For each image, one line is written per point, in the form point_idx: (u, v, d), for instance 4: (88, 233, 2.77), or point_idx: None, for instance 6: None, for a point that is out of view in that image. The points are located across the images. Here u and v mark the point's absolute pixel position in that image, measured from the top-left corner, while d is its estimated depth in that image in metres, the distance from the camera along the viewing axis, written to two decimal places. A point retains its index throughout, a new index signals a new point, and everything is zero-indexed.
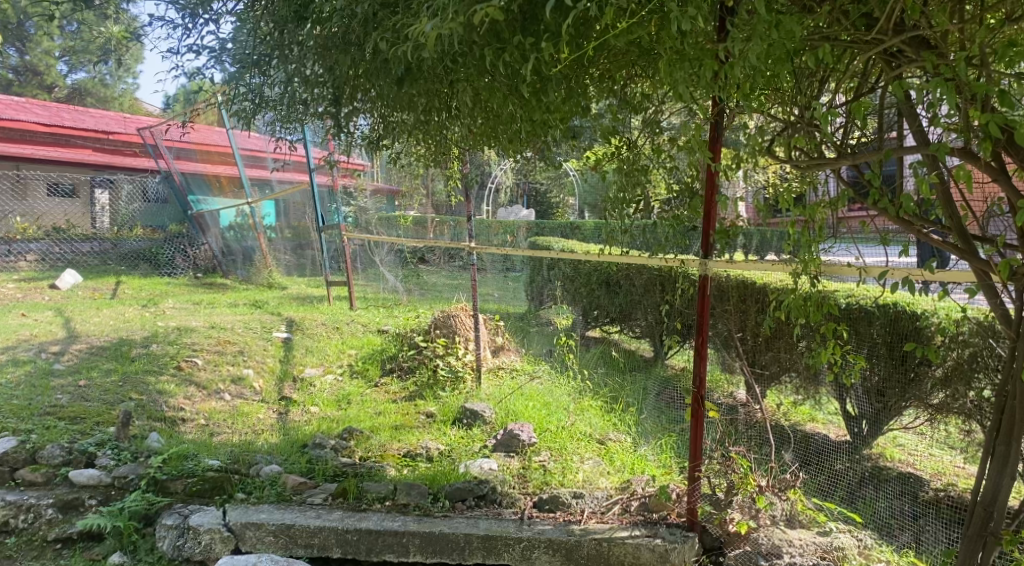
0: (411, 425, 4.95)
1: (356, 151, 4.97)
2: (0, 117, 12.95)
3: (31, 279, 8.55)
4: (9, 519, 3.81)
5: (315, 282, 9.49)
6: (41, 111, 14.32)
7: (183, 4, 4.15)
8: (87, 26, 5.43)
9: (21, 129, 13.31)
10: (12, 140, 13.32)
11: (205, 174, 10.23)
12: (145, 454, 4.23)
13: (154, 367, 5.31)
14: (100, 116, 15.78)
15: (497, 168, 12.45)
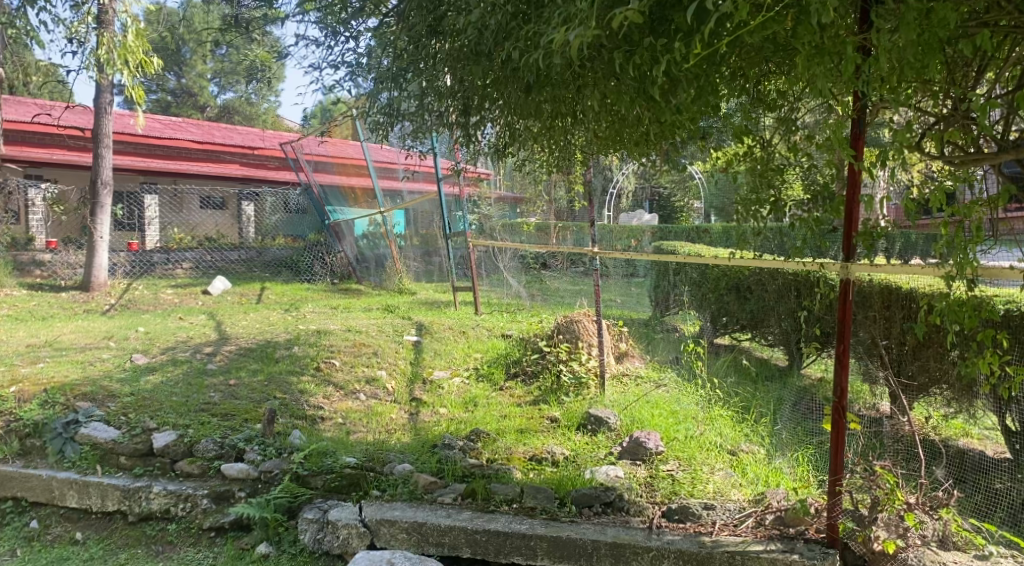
0: (536, 429, 4.98)
1: (483, 159, 4.99)
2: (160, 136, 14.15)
3: (188, 286, 9.20)
4: (170, 507, 4.14)
5: (443, 288, 9.72)
6: (196, 133, 15.65)
7: (327, 23, 4.38)
8: (236, 47, 5.79)
9: (178, 147, 14.51)
10: (171, 157, 14.54)
11: (341, 186, 10.59)
12: (289, 450, 4.45)
13: (296, 367, 5.60)
14: (247, 133, 16.94)
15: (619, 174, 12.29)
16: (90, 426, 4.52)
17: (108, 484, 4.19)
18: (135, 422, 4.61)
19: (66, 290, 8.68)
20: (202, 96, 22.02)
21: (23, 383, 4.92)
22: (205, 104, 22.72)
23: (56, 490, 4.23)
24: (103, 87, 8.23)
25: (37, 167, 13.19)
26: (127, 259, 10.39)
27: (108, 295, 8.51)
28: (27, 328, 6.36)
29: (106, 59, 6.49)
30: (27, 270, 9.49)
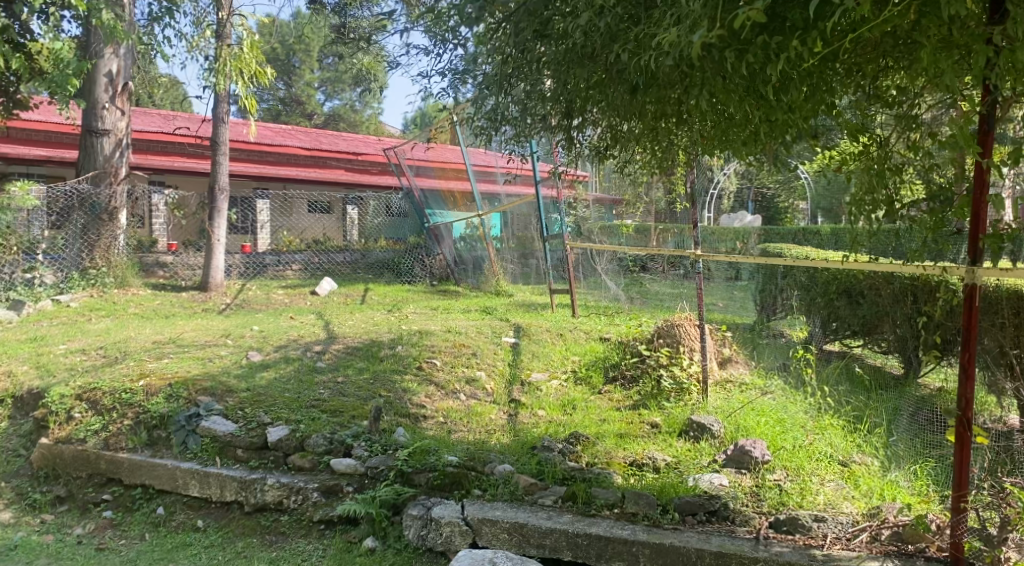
0: (636, 434, 4.93)
1: (582, 162, 4.96)
2: (273, 143, 14.92)
3: (296, 287, 9.57)
4: (283, 499, 4.32)
5: (540, 289, 9.92)
6: (305, 139, 16.43)
7: (435, 33, 4.48)
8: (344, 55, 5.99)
9: (288, 154, 15.28)
10: (282, 164, 15.25)
11: (441, 189, 10.88)
12: (394, 446, 4.57)
13: (399, 366, 5.73)
14: (352, 139, 17.64)
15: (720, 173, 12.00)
16: (210, 420, 4.75)
17: (226, 475, 4.40)
18: (251, 417, 4.81)
19: (186, 289, 9.18)
20: (309, 104, 22.99)
21: (151, 376, 5.22)
22: (311, 112, 23.70)
23: (180, 479, 4.47)
24: (221, 98, 8.62)
25: (159, 175, 14.02)
26: (241, 261, 10.88)
27: (225, 294, 8.96)
28: (153, 325, 6.76)
29: (223, 70, 6.83)
30: (152, 271, 10.06)
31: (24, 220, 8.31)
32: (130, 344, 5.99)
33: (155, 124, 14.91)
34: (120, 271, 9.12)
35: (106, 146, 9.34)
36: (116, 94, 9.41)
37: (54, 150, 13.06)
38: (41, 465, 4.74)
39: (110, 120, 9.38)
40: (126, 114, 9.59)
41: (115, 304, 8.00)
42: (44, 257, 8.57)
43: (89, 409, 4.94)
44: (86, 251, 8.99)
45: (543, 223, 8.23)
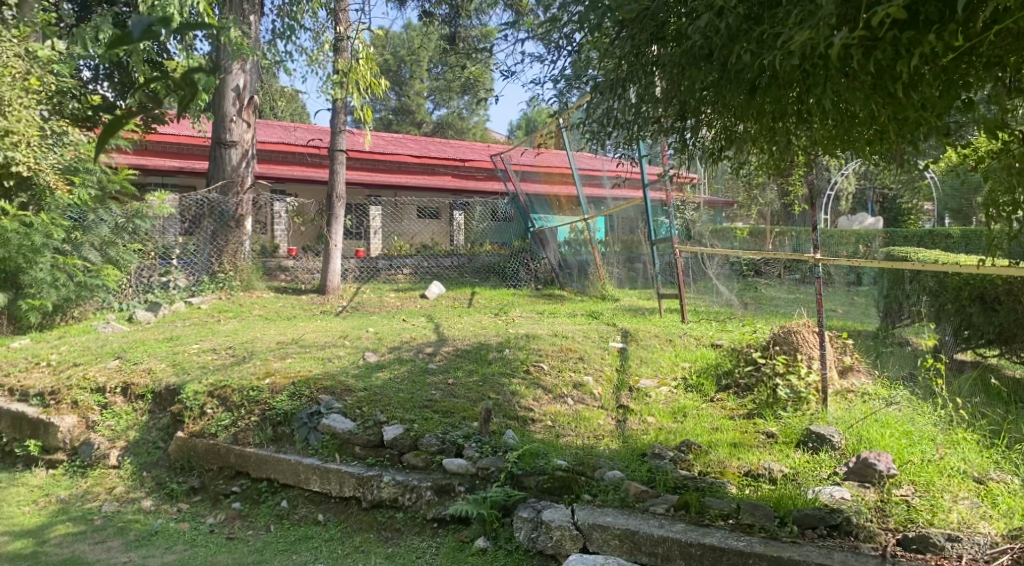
0: (750, 444, 4.80)
1: (695, 166, 4.87)
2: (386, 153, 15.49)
3: (407, 290, 9.84)
4: (398, 496, 4.44)
5: (647, 293, 10.10)
6: (416, 149, 17.05)
7: (550, 39, 4.51)
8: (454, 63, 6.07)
9: (399, 162, 15.80)
10: (393, 171, 15.80)
11: (547, 195, 11.04)
12: (504, 448, 4.62)
13: (508, 369, 5.75)
14: (459, 148, 18.11)
15: (837, 174, 11.60)
16: (331, 418, 4.94)
17: (345, 471, 4.56)
18: (367, 416, 4.97)
19: (306, 293, 9.56)
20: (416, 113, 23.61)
21: (275, 375, 5.47)
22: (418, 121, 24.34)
23: (302, 474, 4.67)
24: (339, 108, 8.94)
25: (280, 183, 14.74)
26: (355, 266, 10.95)
27: (341, 297, 9.28)
28: (276, 326, 7.09)
29: (340, 82, 7.12)
30: (274, 275, 10.53)
31: (159, 228, 8.96)
32: (256, 344, 6.30)
33: (277, 136, 15.70)
34: (245, 275, 9.56)
35: (233, 157, 9.88)
36: (242, 108, 9.96)
37: (188, 161, 13.96)
38: (177, 457, 5.06)
39: (237, 132, 9.92)
40: (251, 126, 10.16)
41: (240, 305, 8.47)
42: (178, 262, 9.15)
43: (219, 406, 5.24)
44: (215, 257, 9.51)
45: (651, 228, 8.19)
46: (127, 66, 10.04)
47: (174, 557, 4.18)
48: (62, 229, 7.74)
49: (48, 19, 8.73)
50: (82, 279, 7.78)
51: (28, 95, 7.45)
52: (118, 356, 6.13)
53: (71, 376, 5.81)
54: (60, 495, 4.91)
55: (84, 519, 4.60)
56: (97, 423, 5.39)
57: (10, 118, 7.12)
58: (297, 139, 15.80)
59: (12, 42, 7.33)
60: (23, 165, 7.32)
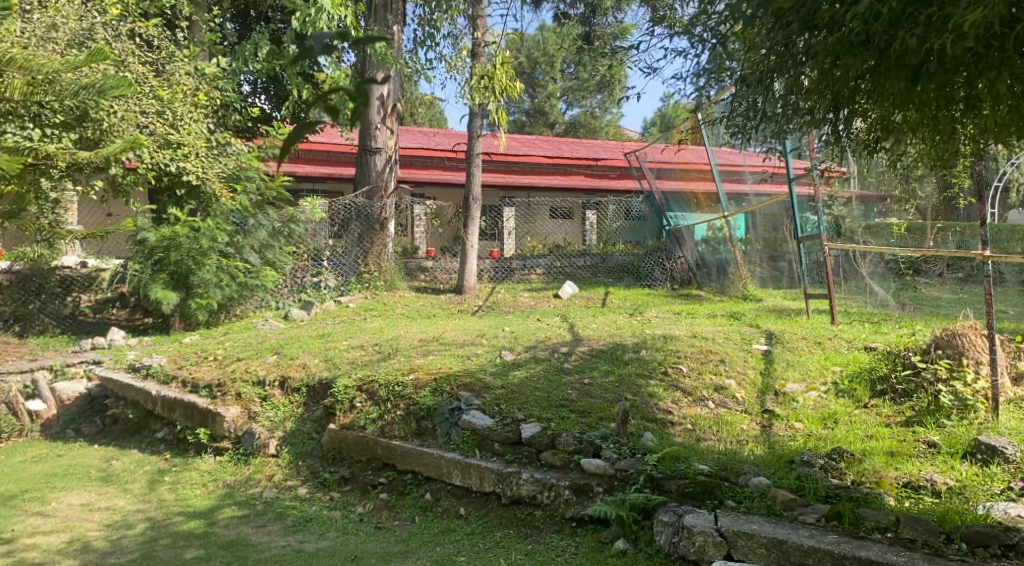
0: (910, 453, 4.52)
1: (848, 157, 4.59)
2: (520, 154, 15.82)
3: (542, 290, 9.90)
4: (537, 494, 4.48)
5: (793, 293, 9.62)
6: (548, 149, 17.25)
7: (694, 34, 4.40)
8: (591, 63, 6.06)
9: (533, 163, 16.09)
10: (526, 172, 16.07)
11: (682, 192, 10.94)
12: (642, 450, 4.55)
13: (645, 371, 5.64)
14: (593, 147, 18.17)
15: (1005, 163, 10.65)
16: (471, 414, 5.05)
17: (486, 467, 4.66)
18: (506, 412, 5.04)
19: (444, 292, 9.82)
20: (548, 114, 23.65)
21: (418, 372, 5.66)
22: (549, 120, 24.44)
23: (445, 468, 4.81)
24: (476, 111, 9.11)
25: (420, 188, 15.27)
26: (490, 265, 11.16)
27: (477, 297, 9.47)
28: (417, 325, 7.33)
29: (476, 86, 7.26)
30: (415, 275, 10.71)
31: (311, 231, 9.47)
32: (400, 342, 6.53)
33: (415, 141, 16.26)
34: (389, 275, 9.94)
35: (378, 162, 10.27)
36: (386, 116, 10.36)
37: (335, 169, 14.72)
38: (329, 448, 5.34)
39: (382, 138, 10.32)
40: (394, 132, 10.52)
41: (383, 304, 8.85)
42: (329, 262, 9.67)
43: (367, 400, 5.48)
44: (362, 258, 9.93)
45: (797, 224, 7.83)
46: (282, 79, 10.78)
47: (328, 544, 4.42)
48: (226, 233, 8.36)
49: (213, 39, 9.49)
50: (243, 279, 8.35)
51: (197, 109, 8.41)
52: (275, 352, 6.53)
53: (235, 369, 6.25)
54: (226, 480, 5.31)
55: (248, 504, 4.96)
56: (258, 414, 5.77)
57: (183, 131, 8.01)
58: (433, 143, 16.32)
59: (183, 62, 8.40)
60: (193, 174, 8.09)
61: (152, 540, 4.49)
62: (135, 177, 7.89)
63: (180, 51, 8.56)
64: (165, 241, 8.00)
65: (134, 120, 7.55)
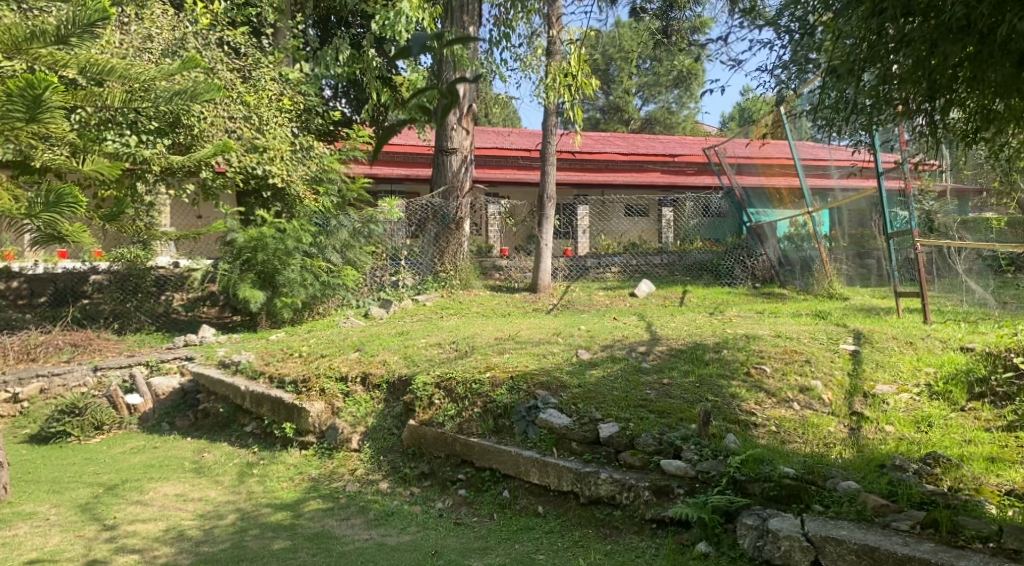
0: (1012, 460, 4.30)
1: (945, 150, 4.38)
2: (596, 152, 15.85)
3: (617, 289, 9.82)
4: (616, 494, 4.44)
5: (880, 292, 9.30)
6: (623, 146, 17.16)
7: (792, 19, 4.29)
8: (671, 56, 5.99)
9: (608, 161, 16.07)
10: (601, 170, 16.07)
11: (765, 187, 10.66)
12: (724, 452, 4.44)
13: (726, 371, 5.52)
14: (669, 142, 18.01)
15: None
16: (548, 412, 5.04)
17: (564, 466, 4.64)
18: (583, 412, 5.00)
19: (519, 290, 9.84)
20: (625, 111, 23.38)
21: (495, 369, 5.68)
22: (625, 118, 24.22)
23: (523, 466, 4.82)
24: (552, 110, 9.05)
25: (494, 187, 15.38)
26: (565, 264, 11.08)
27: (552, 296, 9.46)
28: (493, 323, 7.37)
29: (553, 84, 7.25)
30: (489, 274, 10.67)
31: (389, 231, 9.59)
32: (477, 340, 6.57)
33: (489, 141, 16.38)
34: (465, 274, 9.92)
35: (453, 163, 10.30)
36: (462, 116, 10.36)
37: (412, 170, 14.97)
38: (410, 444, 5.43)
39: (457, 139, 10.35)
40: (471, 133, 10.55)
41: (459, 302, 8.95)
42: (406, 262, 9.68)
43: (445, 397, 5.55)
44: (438, 257, 9.90)
45: (887, 220, 7.57)
46: (362, 83, 11.03)
47: (409, 538, 4.49)
48: (309, 234, 8.59)
49: (296, 45, 9.77)
50: (325, 278, 8.56)
51: (281, 113, 8.69)
52: (357, 350, 6.68)
53: (318, 366, 6.42)
54: (311, 474, 5.46)
55: (332, 497, 5.09)
56: (341, 410, 5.91)
57: (268, 135, 8.32)
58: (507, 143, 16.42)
59: (268, 67, 8.69)
60: (279, 176, 8.39)
61: (242, 530, 4.64)
62: (224, 180, 8.23)
63: (266, 58, 8.86)
64: (253, 242, 8.33)
65: (223, 126, 7.90)
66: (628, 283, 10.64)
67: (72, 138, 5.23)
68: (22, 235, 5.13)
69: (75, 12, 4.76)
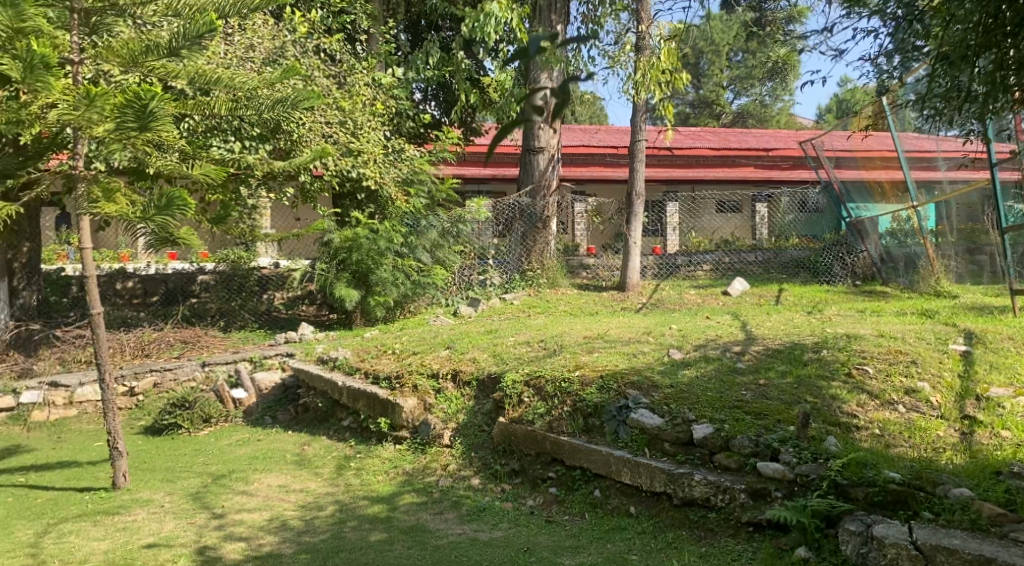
0: None
1: None
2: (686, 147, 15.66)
3: (709, 287, 9.64)
4: (710, 496, 4.35)
5: (994, 290, 8.82)
6: (713, 140, 16.87)
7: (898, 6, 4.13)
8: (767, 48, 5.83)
9: (698, 156, 15.85)
10: (691, 165, 15.86)
11: (866, 181, 10.16)
12: (825, 455, 4.29)
13: (826, 372, 5.34)
14: (761, 136, 17.59)
15: None
16: (639, 412, 4.98)
17: (656, 466, 4.58)
18: (676, 412, 4.91)
19: (607, 289, 9.79)
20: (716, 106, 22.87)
21: (585, 368, 5.67)
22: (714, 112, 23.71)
23: (614, 466, 4.79)
24: (640, 107, 8.89)
25: (580, 185, 15.39)
26: (654, 263, 11.00)
27: (641, 294, 9.37)
28: (582, 321, 7.37)
29: (642, 81, 7.19)
30: (576, 272, 10.66)
31: (477, 231, 9.69)
32: (566, 339, 6.58)
33: (575, 139, 16.37)
34: (551, 273, 9.90)
35: (541, 162, 10.28)
36: None
37: (498, 170, 15.12)
38: (500, 441, 5.47)
39: (545, 138, 10.30)
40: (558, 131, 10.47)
41: (547, 301, 8.96)
42: (494, 261, 9.82)
43: (535, 395, 5.58)
44: (525, 256, 9.97)
45: (1000, 213, 7.16)
46: (451, 85, 11.18)
47: (501, 534, 4.54)
48: (401, 234, 8.79)
49: (388, 50, 10.00)
50: (416, 278, 8.75)
51: (374, 118, 8.94)
52: (448, 347, 6.79)
53: (411, 363, 6.56)
54: (405, 468, 5.59)
55: (426, 492, 5.20)
56: (433, 406, 6.03)
57: (362, 139, 8.57)
58: (593, 140, 16.38)
59: (362, 73, 8.96)
60: (372, 179, 8.65)
61: (341, 521, 4.80)
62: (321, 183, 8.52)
63: (360, 64, 9.12)
64: (348, 242, 8.59)
65: (320, 131, 8.18)
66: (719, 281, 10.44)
67: (184, 146, 5.51)
68: (137, 237, 5.45)
69: (185, 27, 5.03)
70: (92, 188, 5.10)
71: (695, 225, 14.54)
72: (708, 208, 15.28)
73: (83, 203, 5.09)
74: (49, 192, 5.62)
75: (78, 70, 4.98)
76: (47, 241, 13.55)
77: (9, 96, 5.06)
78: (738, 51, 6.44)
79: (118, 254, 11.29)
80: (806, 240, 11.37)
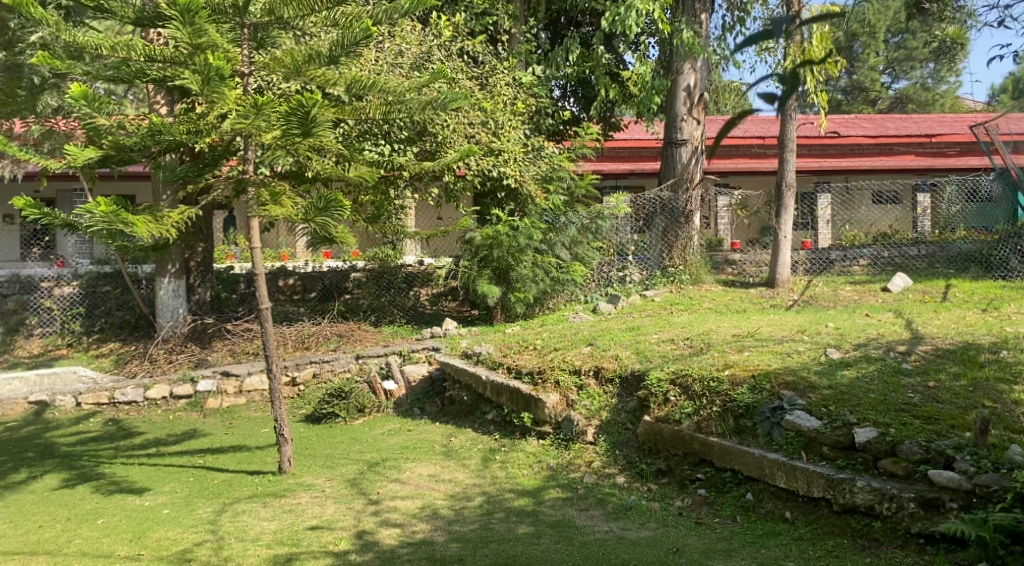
0: None
1: None
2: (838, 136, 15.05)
3: (865, 283, 9.12)
4: (874, 504, 4.10)
5: None
6: (869, 127, 16.14)
7: None
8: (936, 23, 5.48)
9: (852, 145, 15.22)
10: (844, 156, 15.24)
11: None
12: (1008, 466, 3.94)
13: (1008, 375, 4.91)
14: (924, 120, 16.58)
15: None
16: (794, 414, 4.78)
17: (814, 470, 4.38)
18: (836, 414, 4.68)
19: (754, 285, 9.47)
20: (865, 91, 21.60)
21: (735, 367, 5.49)
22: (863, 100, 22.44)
23: (768, 469, 4.62)
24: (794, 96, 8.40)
25: (724, 177, 15.08)
26: (807, 258, 10.72)
27: (792, 291, 8.98)
28: (729, 319, 7.17)
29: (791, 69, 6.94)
30: (722, 268, 10.40)
31: (616, 227, 9.62)
32: (713, 336, 6.44)
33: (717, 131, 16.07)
34: (695, 268, 9.67)
35: (684, 154, 10.05)
36: (694, 106, 10.08)
37: (637, 164, 15.03)
38: (645, 439, 5.43)
39: (688, 130, 10.08)
40: (701, 122, 10.22)
41: (691, 298, 8.79)
42: (633, 257, 9.74)
43: (682, 394, 5.46)
44: (667, 252, 9.79)
45: None
46: (590, 82, 11.17)
47: (649, 533, 4.48)
48: (541, 231, 8.90)
49: (527, 50, 10.16)
50: (556, 274, 8.80)
51: (515, 117, 9.09)
52: (590, 343, 6.80)
53: (554, 358, 6.61)
54: (549, 463, 5.64)
55: (571, 488, 5.22)
56: (576, 402, 6.03)
57: (503, 138, 8.74)
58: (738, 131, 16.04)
59: (503, 73, 9.12)
60: (512, 177, 8.81)
61: (489, 512, 4.90)
62: (464, 183, 8.76)
63: (501, 64, 9.31)
64: (489, 240, 8.77)
65: (464, 132, 8.40)
66: (875, 276, 9.86)
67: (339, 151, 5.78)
68: (298, 236, 5.82)
69: (342, 36, 5.28)
70: (261, 191, 5.41)
71: (847, 217, 13.78)
72: (861, 200, 14.52)
73: (254, 206, 5.41)
74: (225, 196, 6.09)
75: (247, 80, 5.41)
76: (218, 242, 14.76)
77: (188, 108, 5.51)
78: (901, 30, 6.08)
79: (279, 253, 12.10)
80: (976, 233, 10.52)
